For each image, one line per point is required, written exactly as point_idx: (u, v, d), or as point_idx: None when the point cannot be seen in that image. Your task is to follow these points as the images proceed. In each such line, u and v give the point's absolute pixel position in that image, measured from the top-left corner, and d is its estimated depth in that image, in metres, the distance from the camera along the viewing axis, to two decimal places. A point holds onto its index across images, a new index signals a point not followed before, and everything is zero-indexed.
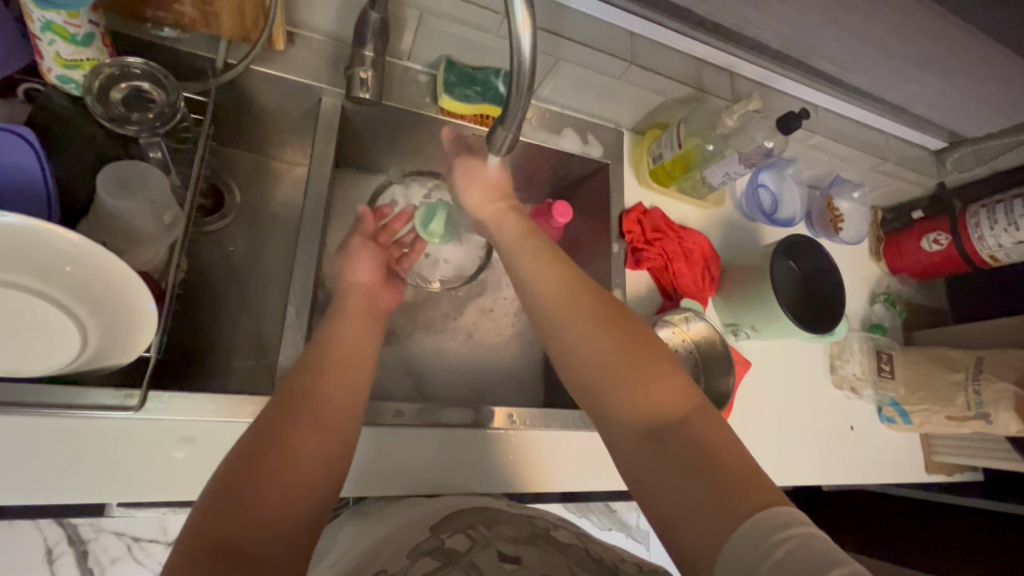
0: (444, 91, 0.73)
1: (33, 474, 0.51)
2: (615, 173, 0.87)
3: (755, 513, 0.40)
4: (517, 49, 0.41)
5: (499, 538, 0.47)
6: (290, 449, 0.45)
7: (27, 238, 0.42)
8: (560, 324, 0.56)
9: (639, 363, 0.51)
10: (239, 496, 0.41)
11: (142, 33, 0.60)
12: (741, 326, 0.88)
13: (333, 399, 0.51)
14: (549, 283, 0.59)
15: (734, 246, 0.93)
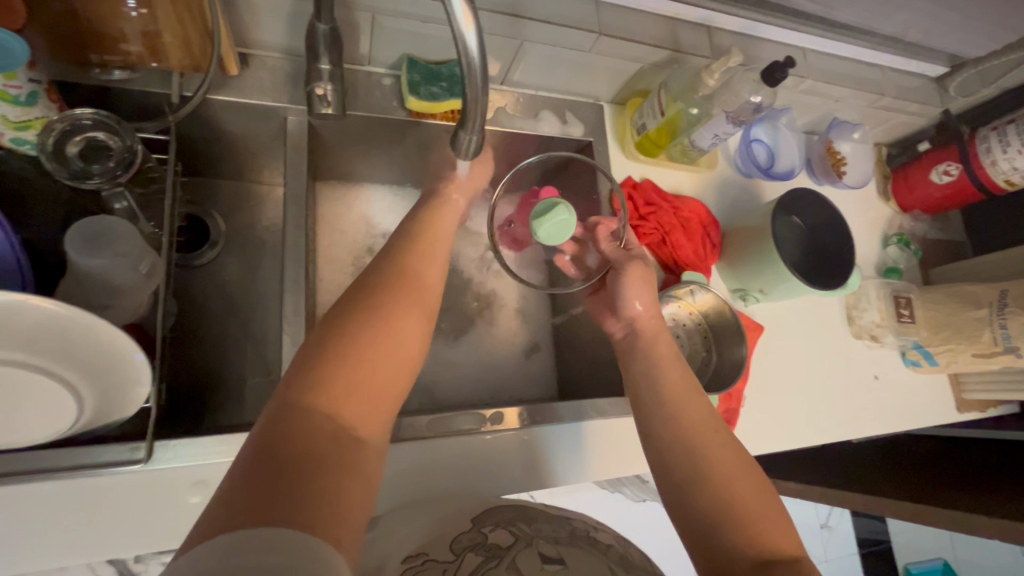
0: (409, 92, 0.70)
1: (62, 536, 0.52)
2: (600, 150, 0.84)
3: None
4: (463, 49, 0.38)
5: (540, 537, 0.45)
6: (385, 346, 0.46)
7: (8, 308, 0.42)
8: (666, 400, 0.61)
9: (740, 468, 0.56)
10: (343, 393, 0.42)
11: (91, 80, 0.59)
12: (749, 290, 0.85)
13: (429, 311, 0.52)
14: (671, 376, 0.63)
15: (734, 207, 0.90)
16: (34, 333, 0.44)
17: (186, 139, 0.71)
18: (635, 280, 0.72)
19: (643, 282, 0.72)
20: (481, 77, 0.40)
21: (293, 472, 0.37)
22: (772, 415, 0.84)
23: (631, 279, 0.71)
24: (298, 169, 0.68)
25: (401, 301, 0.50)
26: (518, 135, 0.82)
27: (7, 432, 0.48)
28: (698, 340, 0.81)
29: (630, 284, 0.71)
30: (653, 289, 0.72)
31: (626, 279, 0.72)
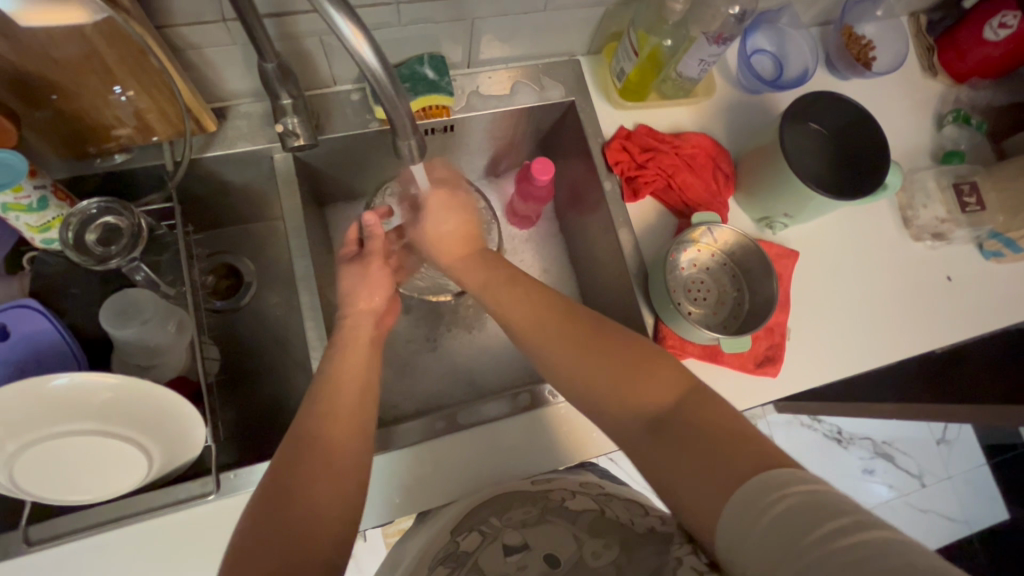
0: (374, 102, 0.71)
1: (154, 567, 0.58)
2: (584, 107, 0.80)
3: (742, 474, 0.44)
4: (365, 65, 0.41)
5: (507, 527, 0.54)
6: (292, 472, 0.51)
7: (79, 390, 0.51)
8: (540, 344, 0.61)
9: (628, 368, 0.56)
10: (262, 556, 0.45)
11: (96, 168, 0.65)
12: (774, 217, 0.78)
13: (321, 400, 0.56)
14: (549, 330, 0.61)
15: (743, 131, 0.83)
16: (103, 407, 0.53)
17: (195, 199, 0.77)
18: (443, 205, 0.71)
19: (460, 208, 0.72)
20: (390, 84, 0.43)
21: None
22: (826, 343, 0.78)
23: (435, 209, 0.71)
24: (292, 202, 0.72)
25: (299, 455, 0.52)
26: (496, 115, 0.80)
27: (102, 488, 0.56)
28: (727, 280, 0.77)
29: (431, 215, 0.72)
30: (463, 227, 0.71)
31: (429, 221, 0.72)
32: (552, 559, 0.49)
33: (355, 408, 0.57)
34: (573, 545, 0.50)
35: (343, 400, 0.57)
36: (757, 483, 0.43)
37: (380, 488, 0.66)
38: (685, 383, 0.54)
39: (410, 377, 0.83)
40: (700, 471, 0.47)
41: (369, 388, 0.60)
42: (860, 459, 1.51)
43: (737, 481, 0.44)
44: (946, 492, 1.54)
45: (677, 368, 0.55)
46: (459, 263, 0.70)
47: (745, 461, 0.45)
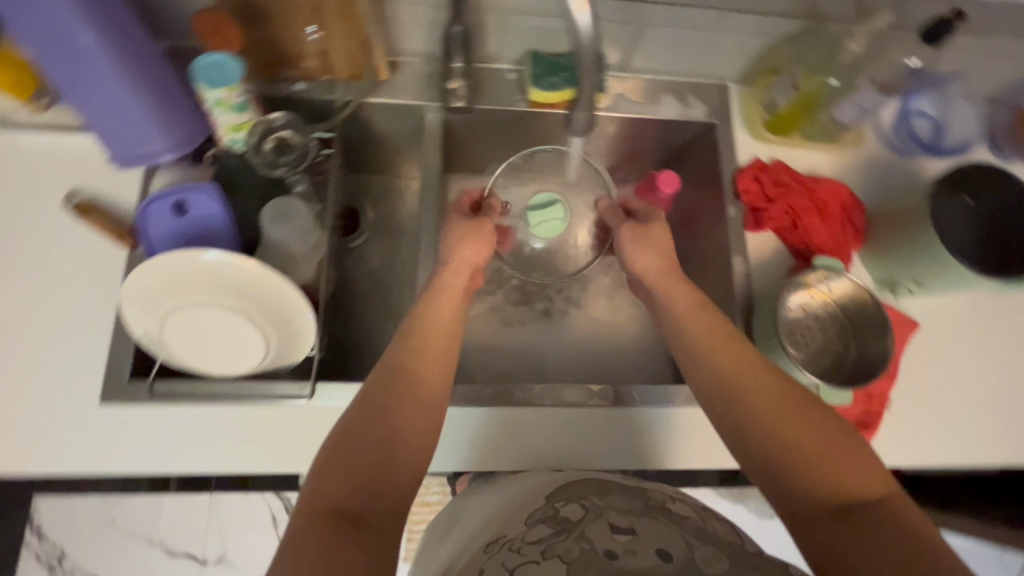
0: (532, 84, 0.75)
1: (241, 446, 0.64)
2: (723, 131, 0.81)
3: (923, 549, 0.43)
4: (578, 28, 0.44)
5: (611, 509, 0.53)
6: (349, 446, 0.50)
7: (227, 266, 0.58)
8: (706, 363, 0.58)
9: (810, 419, 0.52)
10: (356, 480, 0.48)
11: (280, 91, 0.72)
12: (900, 281, 0.75)
13: (381, 381, 0.55)
14: (735, 357, 0.58)
15: (887, 189, 0.80)
16: (242, 286, 0.59)
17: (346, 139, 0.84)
18: (637, 239, 0.72)
19: (654, 249, 0.70)
20: (590, 50, 0.46)
21: (326, 541, 0.44)
22: (931, 425, 0.73)
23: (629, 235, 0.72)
24: (433, 158, 0.78)
25: (396, 390, 0.54)
26: (636, 122, 0.82)
27: (215, 367, 0.61)
28: (833, 331, 0.73)
29: (632, 233, 0.73)
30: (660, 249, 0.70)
31: (635, 241, 0.72)
32: (666, 555, 0.46)
33: (415, 389, 0.55)
34: (683, 547, 0.47)
35: (403, 381, 0.55)
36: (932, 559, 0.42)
37: (448, 439, 0.69)
38: (866, 450, 0.51)
39: (490, 348, 0.85)
40: (870, 526, 0.46)
41: (438, 366, 0.58)
42: None
43: (918, 547, 0.43)
44: None
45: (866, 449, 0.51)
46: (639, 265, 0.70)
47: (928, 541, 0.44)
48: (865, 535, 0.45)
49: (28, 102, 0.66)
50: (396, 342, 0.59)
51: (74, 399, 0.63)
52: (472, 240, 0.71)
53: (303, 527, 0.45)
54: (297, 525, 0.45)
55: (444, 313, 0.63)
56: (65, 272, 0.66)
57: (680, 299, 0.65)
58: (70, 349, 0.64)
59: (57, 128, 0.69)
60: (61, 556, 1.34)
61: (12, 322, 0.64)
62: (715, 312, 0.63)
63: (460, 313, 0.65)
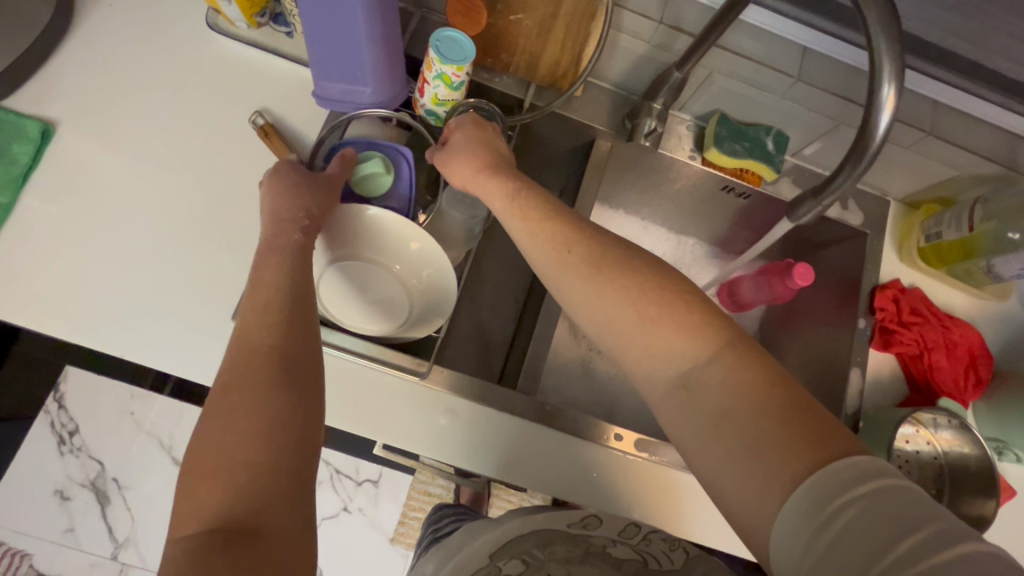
0: (713, 144, 0.76)
1: (346, 403, 0.65)
2: (874, 244, 0.80)
3: (827, 467, 0.38)
4: (870, 126, 0.46)
5: (552, 560, 0.51)
6: (219, 447, 0.42)
7: (388, 228, 0.65)
8: (562, 295, 0.53)
9: (649, 315, 0.48)
10: (218, 452, 0.42)
11: (475, 76, 0.74)
12: (1011, 446, 0.74)
13: (229, 372, 0.47)
14: (627, 320, 0.48)
15: (1015, 351, 0.79)
16: (398, 247, 0.65)
17: None
18: (445, 156, 0.63)
19: (470, 154, 0.62)
20: (872, 152, 0.47)
21: (215, 537, 0.37)
22: None
23: (289, 180, 0.60)
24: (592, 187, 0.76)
25: (231, 354, 0.48)
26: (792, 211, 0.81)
27: (353, 317, 0.65)
28: (928, 475, 0.71)
29: (449, 150, 0.64)
30: (470, 154, 0.62)
31: (453, 150, 0.64)
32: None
33: (263, 348, 0.48)
34: None
35: (258, 355, 0.47)
36: (841, 474, 0.37)
37: (533, 458, 0.68)
38: (735, 338, 0.46)
39: (572, 373, 0.87)
40: (782, 470, 0.39)
41: (295, 296, 0.52)
42: None
43: (825, 473, 0.37)
44: None
45: (702, 305, 0.48)
46: (469, 168, 0.61)
47: (834, 457, 0.38)
48: (783, 477, 0.39)
49: (250, 18, 0.70)
50: (246, 318, 0.50)
51: (207, 307, 0.64)
52: (296, 198, 0.59)
53: (186, 538, 0.38)
54: (183, 540, 0.38)
55: (284, 269, 0.54)
56: (236, 184, 0.69)
57: (502, 202, 0.58)
58: (221, 258, 0.66)
59: (265, 49, 0.73)
60: (73, 432, 1.28)
61: (177, 216, 0.67)
62: (592, 253, 0.52)
63: (297, 264, 0.55)
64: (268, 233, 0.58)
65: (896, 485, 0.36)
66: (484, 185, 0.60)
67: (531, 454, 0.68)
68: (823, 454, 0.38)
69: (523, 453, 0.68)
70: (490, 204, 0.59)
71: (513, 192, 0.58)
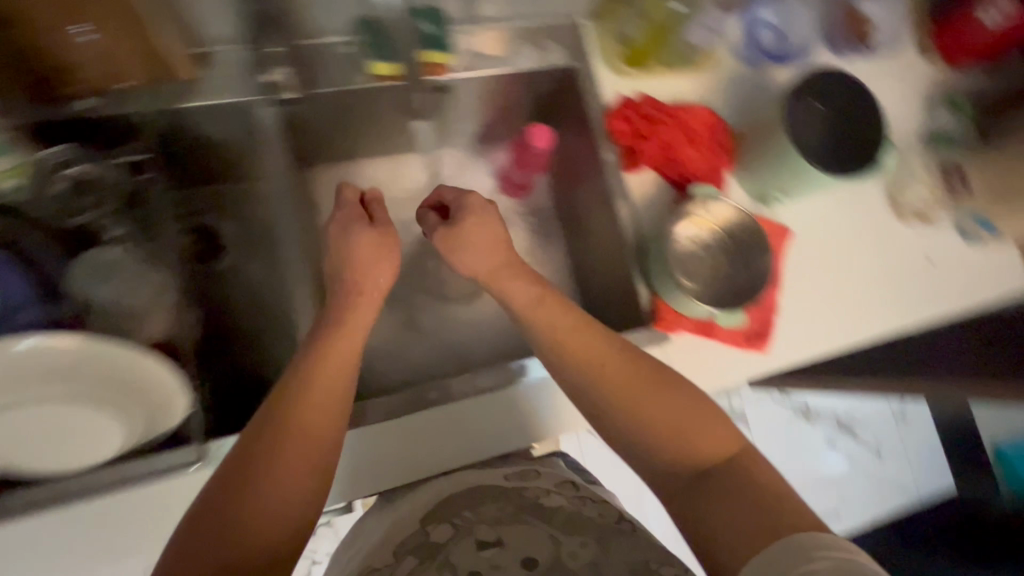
0: (370, 57, 0.67)
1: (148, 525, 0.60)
2: (586, 74, 0.77)
3: (795, 537, 0.46)
4: None
5: (479, 523, 0.56)
6: (237, 541, 0.45)
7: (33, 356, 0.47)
8: (557, 354, 0.61)
9: (639, 391, 0.57)
10: (251, 497, 0.46)
11: (70, 113, 0.60)
12: (770, 193, 0.79)
13: (246, 458, 0.48)
14: (580, 351, 0.60)
15: (750, 105, 0.80)
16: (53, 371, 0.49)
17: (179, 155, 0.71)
18: (458, 247, 0.64)
19: (484, 247, 0.63)
20: None
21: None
22: (816, 319, 0.80)
23: (360, 234, 0.60)
24: None
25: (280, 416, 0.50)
26: (493, 79, 0.76)
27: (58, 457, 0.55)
28: (721, 253, 0.75)
29: (465, 228, 0.63)
30: (496, 238, 0.64)
31: (468, 228, 0.63)
32: (530, 561, 0.51)
33: (313, 419, 0.51)
34: (549, 547, 0.52)
35: (303, 434, 0.50)
36: (810, 548, 0.45)
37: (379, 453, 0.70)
38: (749, 452, 0.55)
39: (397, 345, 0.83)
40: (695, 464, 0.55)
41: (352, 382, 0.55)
42: (824, 433, 1.71)
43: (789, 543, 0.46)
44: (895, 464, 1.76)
45: (726, 420, 0.57)
46: (488, 266, 0.64)
47: (798, 526, 0.47)
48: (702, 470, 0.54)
49: None
50: (294, 363, 0.54)
51: None
52: (382, 257, 0.61)
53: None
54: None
55: (356, 338, 0.57)
56: None
57: (529, 305, 0.63)
58: None
59: None
60: None
61: None
62: (601, 330, 0.61)
63: (349, 358, 0.55)
64: (357, 275, 0.60)
65: (841, 557, 0.43)
66: (512, 284, 0.63)
67: (376, 449, 0.70)
68: (804, 523, 0.48)
69: (366, 452, 0.69)
70: (514, 305, 0.64)
71: (543, 297, 0.62)
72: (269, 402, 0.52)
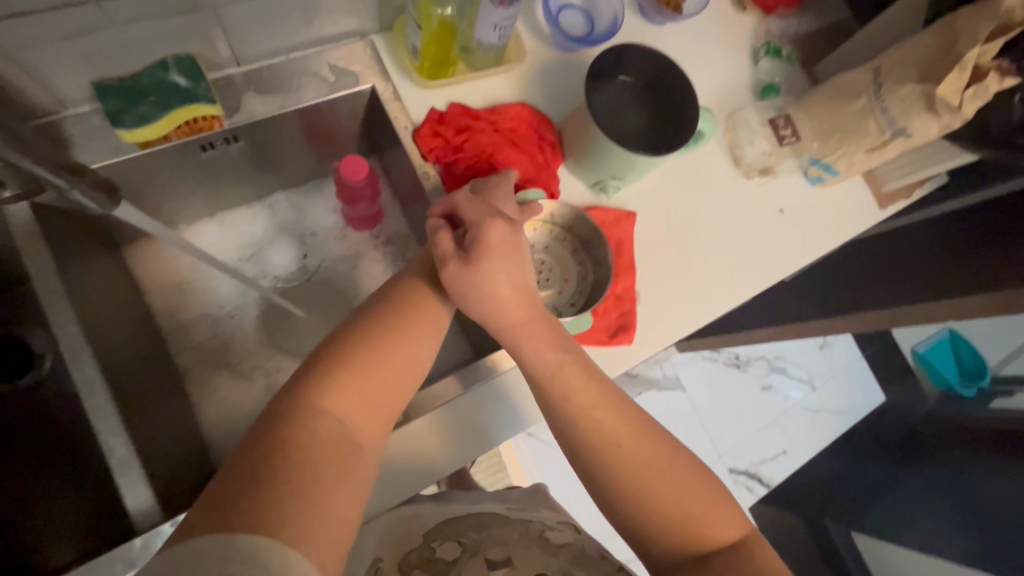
0: (116, 125, 0.60)
1: None
2: (385, 93, 0.72)
3: None
4: None
5: (487, 543, 0.55)
6: (323, 439, 0.47)
7: None
8: (557, 381, 0.57)
9: (660, 447, 0.54)
10: (287, 495, 0.42)
11: None
12: (606, 179, 0.75)
13: (381, 352, 0.53)
14: (588, 405, 0.55)
15: (565, 95, 0.78)
16: None
17: None
18: (473, 286, 0.56)
19: (512, 295, 0.57)
20: None
21: None
22: (678, 297, 0.78)
23: (498, 232, 0.57)
24: (43, 262, 0.61)
25: (328, 413, 0.49)
26: (276, 117, 0.70)
27: None
28: (562, 249, 0.73)
29: (485, 267, 0.56)
30: (520, 283, 0.58)
31: (485, 274, 0.56)
32: None
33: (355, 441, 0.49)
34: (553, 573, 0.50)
35: (344, 448, 0.48)
36: None
37: None
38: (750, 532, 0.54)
39: None
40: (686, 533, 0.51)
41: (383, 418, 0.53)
42: (760, 377, 1.69)
43: None
44: (836, 390, 1.74)
45: (729, 498, 0.54)
46: (516, 318, 0.58)
47: None
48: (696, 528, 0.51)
49: None
50: (360, 357, 0.52)
51: None
52: (508, 275, 0.57)
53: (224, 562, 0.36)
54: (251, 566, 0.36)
55: (397, 370, 0.54)
56: None
57: (553, 351, 0.57)
58: None
59: None
60: None
61: None
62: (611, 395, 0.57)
63: (404, 382, 0.54)
64: (498, 254, 0.57)
65: None
66: (529, 330, 0.58)
67: None
68: None
69: None
70: (529, 360, 0.58)
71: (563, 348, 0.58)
72: (309, 393, 0.49)
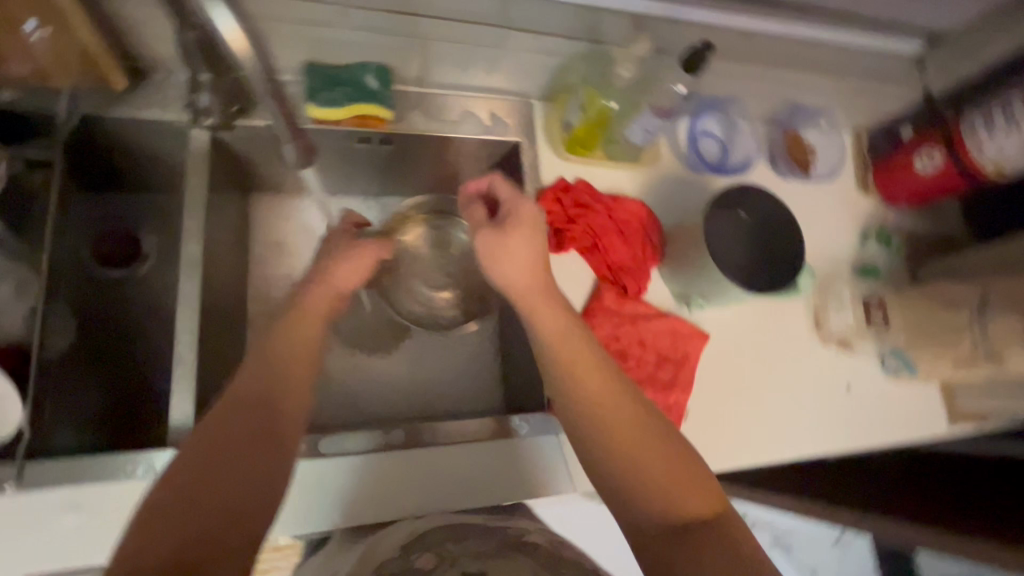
0: (308, 99, 0.69)
1: None
2: (528, 151, 0.78)
3: None
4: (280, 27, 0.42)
5: (464, 555, 0.52)
6: (186, 525, 0.43)
7: None
8: (558, 359, 0.57)
9: (643, 430, 0.53)
10: (181, 508, 0.44)
11: None
12: (691, 294, 0.79)
13: (219, 424, 0.49)
14: (584, 381, 0.56)
15: (681, 207, 0.83)
16: None
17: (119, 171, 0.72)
18: (494, 250, 0.61)
19: (527, 258, 0.61)
20: None
21: None
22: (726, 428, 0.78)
23: (524, 205, 0.63)
24: (197, 182, 0.68)
25: (218, 420, 0.49)
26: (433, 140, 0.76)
27: None
28: None
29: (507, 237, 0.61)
30: (538, 253, 0.62)
31: (508, 243, 0.61)
32: None
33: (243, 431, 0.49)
34: None
35: (224, 438, 0.48)
36: None
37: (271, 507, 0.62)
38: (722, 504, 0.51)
39: None
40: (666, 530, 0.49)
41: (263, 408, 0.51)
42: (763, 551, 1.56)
43: None
44: None
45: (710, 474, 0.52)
46: (527, 289, 0.60)
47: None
48: (677, 511, 0.50)
49: None
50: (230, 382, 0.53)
51: None
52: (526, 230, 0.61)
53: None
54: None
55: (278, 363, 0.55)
56: None
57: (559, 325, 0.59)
58: None
59: None
60: None
61: None
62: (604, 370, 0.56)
63: (282, 383, 0.53)
64: (518, 223, 0.62)
65: None
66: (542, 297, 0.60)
67: None
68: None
69: None
70: (536, 326, 0.59)
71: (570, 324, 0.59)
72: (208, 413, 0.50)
